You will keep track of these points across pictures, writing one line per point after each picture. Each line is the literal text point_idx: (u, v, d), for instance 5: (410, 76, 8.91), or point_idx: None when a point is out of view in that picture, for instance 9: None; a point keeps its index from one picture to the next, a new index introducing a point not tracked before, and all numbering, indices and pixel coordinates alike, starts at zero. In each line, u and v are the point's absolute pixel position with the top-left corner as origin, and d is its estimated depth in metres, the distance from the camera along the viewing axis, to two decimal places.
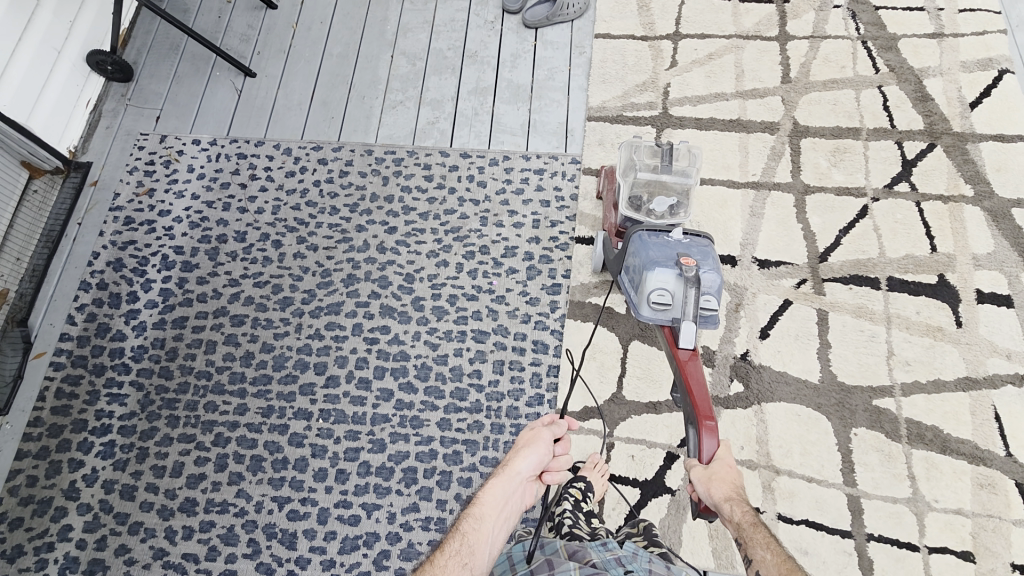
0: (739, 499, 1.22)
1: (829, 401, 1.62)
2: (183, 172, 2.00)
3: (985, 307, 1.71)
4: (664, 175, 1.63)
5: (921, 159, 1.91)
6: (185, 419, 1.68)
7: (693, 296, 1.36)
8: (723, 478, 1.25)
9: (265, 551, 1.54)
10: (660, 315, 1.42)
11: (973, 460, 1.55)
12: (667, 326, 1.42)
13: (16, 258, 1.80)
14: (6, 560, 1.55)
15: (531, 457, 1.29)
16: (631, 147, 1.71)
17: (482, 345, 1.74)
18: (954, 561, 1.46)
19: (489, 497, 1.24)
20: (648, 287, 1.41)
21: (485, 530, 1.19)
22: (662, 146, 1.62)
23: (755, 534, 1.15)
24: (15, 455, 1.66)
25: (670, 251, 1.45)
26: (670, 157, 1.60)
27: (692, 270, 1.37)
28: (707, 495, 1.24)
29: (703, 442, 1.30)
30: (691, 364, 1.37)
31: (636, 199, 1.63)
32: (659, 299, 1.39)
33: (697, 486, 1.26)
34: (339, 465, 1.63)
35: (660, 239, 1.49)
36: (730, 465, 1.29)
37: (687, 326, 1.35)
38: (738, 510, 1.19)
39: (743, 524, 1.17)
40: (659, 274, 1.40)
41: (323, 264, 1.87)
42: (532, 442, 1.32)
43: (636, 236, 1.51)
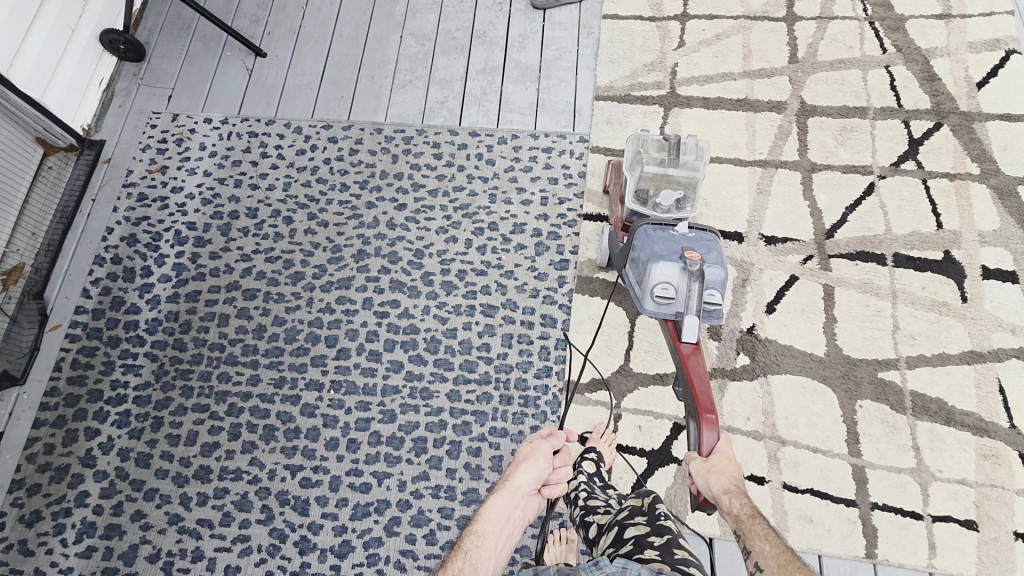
0: (738, 491, 1.21)
1: (835, 373, 1.64)
2: (195, 150, 2.02)
3: (991, 283, 1.72)
4: (670, 169, 1.63)
5: (928, 138, 1.92)
6: (199, 389, 1.71)
7: (696, 290, 1.36)
8: (723, 471, 1.25)
9: (278, 517, 1.57)
10: (664, 309, 1.44)
11: (976, 431, 1.57)
12: (670, 319, 1.45)
13: (32, 233, 1.82)
14: (25, 525, 1.58)
15: (532, 471, 1.28)
16: (638, 140, 1.69)
17: (491, 319, 1.76)
18: (958, 530, 1.48)
19: (493, 514, 1.21)
20: (652, 281, 1.42)
21: (488, 549, 1.15)
22: (669, 141, 1.62)
23: (754, 526, 1.16)
24: (32, 423, 1.69)
25: (675, 244, 1.44)
26: (677, 151, 1.61)
27: (697, 263, 1.36)
28: (706, 488, 1.23)
29: (703, 435, 1.28)
30: (693, 358, 1.38)
31: (642, 193, 1.65)
32: (663, 293, 1.41)
33: (696, 479, 1.26)
34: (350, 435, 1.65)
35: (666, 232, 1.48)
36: (729, 458, 1.28)
37: (690, 320, 1.37)
38: (737, 502, 1.20)
39: (741, 516, 1.18)
40: (663, 268, 1.40)
41: (333, 239, 1.89)
42: (532, 455, 1.31)
43: (641, 229, 1.50)
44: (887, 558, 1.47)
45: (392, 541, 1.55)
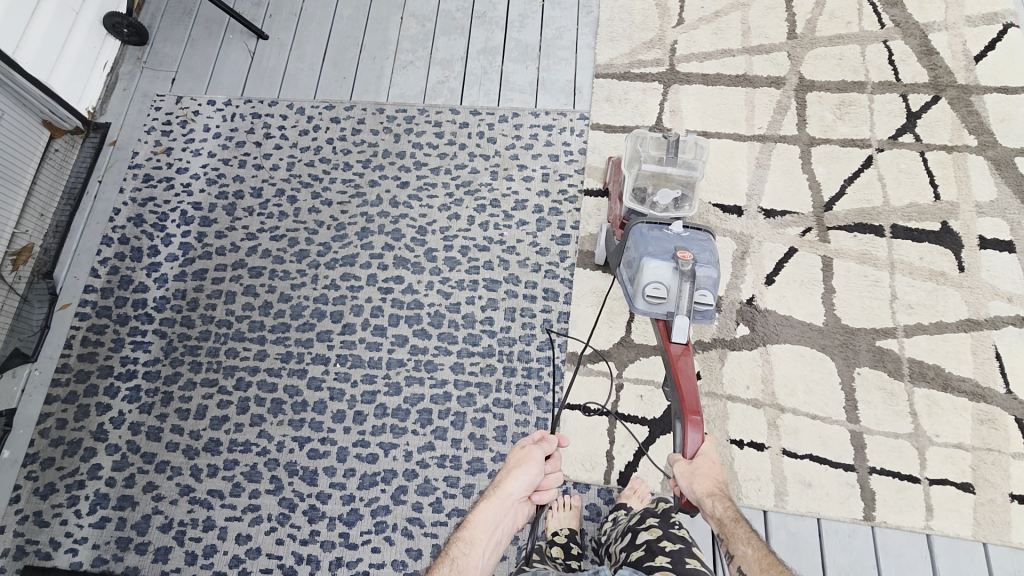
0: (721, 494, 1.23)
1: (833, 342, 1.67)
2: (200, 132, 2.05)
3: (988, 253, 1.74)
4: (668, 167, 1.59)
5: (925, 111, 1.93)
6: (208, 364, 1.74)
7: (688, 290, 1.34)
8: (706, 473, 1.26)
9: (288, 487, 1.61)
10: (655, 308, 1.42)
11: (973, 397, 1.59)
12: (661, 320, 1.43)
13: (40, 214, 1.85)
14: (40, 497, 1.61)
15: (523, 478, 1.31)
16: (637, 139, 1.68)
17: (494, 293, 1.79)
18: (954, 492, 1.51)
19: (482, 520, 1.24)
20: (644, 280, 1.40)
21: (475, 555, 1.18)
22: (668, 138, 1.58)
23: (737, 530, 1.19)
24: (45, 399, 1.72)
25: (668, 244, 1.43)
26: (676, 150, 1.57)
27: (688, 264, 1.35)
28: (689, 490, 1.25)
29: (688, 436, 1.28)
30: (683, 359, 1.37)
31: (640, 191, 1.60)
32: (654, 293, 1.39)
33: (680, 480, 1.27)
34: (356, 408, 1.68)
35: (660, 231, 1.46)
36: (712, 459, 1.29)
37: (680, 320, 1.34)
38: (720, 506, 1.21)
39: (725, 520, 1.20)
40: (655, 267, 1.39)
41: (337, 218, 1.91)
42: (524, 461, 1.34)
43: (635, 228, 1.49)
44: (884, 520, 1.50)
45: (399, 509, 1.58)
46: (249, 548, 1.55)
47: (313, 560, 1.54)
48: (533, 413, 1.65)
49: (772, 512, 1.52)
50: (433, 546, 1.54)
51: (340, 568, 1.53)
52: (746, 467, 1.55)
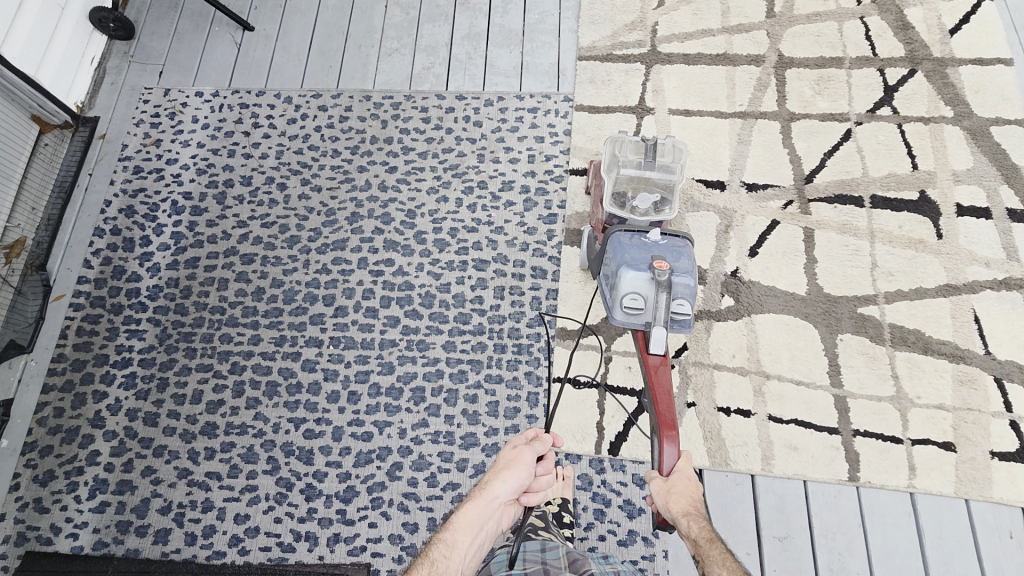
0: (696, 514, 1.22)
1: (816, 310, 1.70)
2: (188, 123, 2.06)
3: (965, 220, 1.78)
4: (647, 171, 1.60)
5: (902, 84, 1.97)
6: (202, 350, 1.76)
7: (664, 300, 1.33)
8: (681, 492, 1.26)
9: (284, 467, 1.63)
10: (633, 319, 1.40)
11: (953, 359, 1.63)
12: (640, 330, 1.40)
13: (31, 208, 1.87)
14: (40, 484, 1.63)
15: (511, 481, 1.18)
16: (615, 142, 1.68)
17: (483, 273, 1.82)
18: (937, 451, 1.55)
19: (464, 523, 1.14)
20: (622, 291, 1.38)
21: (456, 558, 1.10)
22: (646, 142, 1.60)
23: (712, 551, 1.15)
24: (41, 389, 1.74)
25: (646, 252, 1.42)
26: (654, 153, 1.60)
27: (665, 273, 1.34)
28: (665, 508, 1.25)
29: (664, 452, 1.29)
30: (660, 371, 1.36)
31: (620, 196, 1.61)
32: (632, 304, 1.37)
33: (655, 497, 1.27)
34: (350, 387, 1.71)
35: (638, 239, 1.46)
36: (688, 477, 1.29)
37: (657, 332, 1.33)
38: (695, 526, 1.20)
39: (699, 540, 1.17)
40: (631, 277, 1.37)
41: (327, 203, 1.94)
42: (513, 461, 1.20)
43: (613, 235, 1.49)
44: (869, 480, 1.53)
45: (394, 485, 1.60)
46: (247, 527, 1.57)
47: (311, 537, 1.56)
48: (525, 387, 1.68)
49: (759, 476, 1.56)
50: (429, 519, 1.56)
51: (338, 544, 1.55)
52: (733, 433, 1.59)
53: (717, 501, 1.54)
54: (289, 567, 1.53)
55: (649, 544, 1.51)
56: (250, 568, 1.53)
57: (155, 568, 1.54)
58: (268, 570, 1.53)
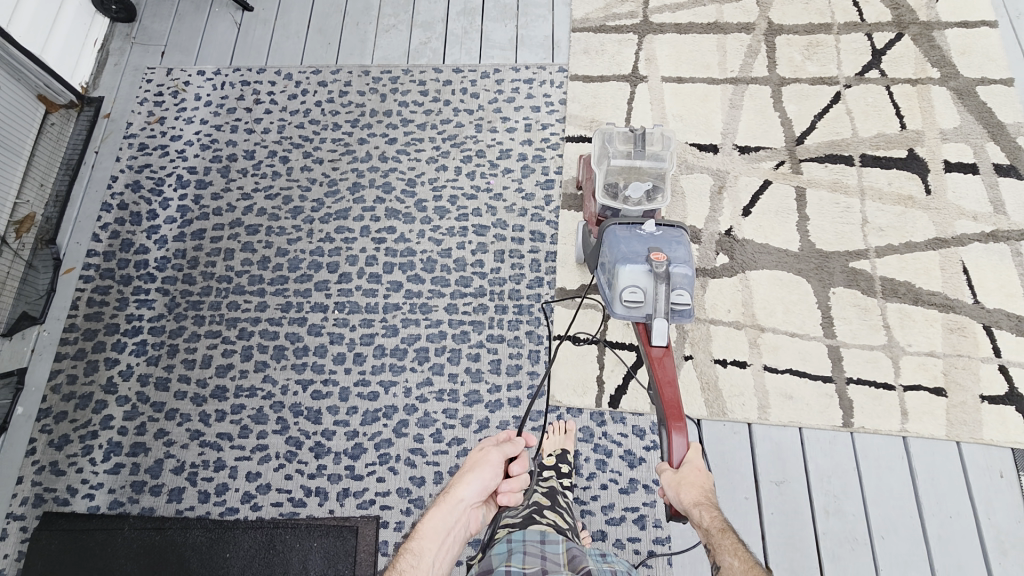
0: (708, 504, 1.22)
1: (809, 266, 1.74)
2: (191, 101, 2.11)
3: (953, 175, 1.82)
4: (637, 160, 1.60)
5: (890, 48, 2.01)
6: (211, 317, 1.81)
7: (664, 291, 1.32)
8: (693, 482, 1.25)
9: (293, 426, 1.67)
10: (634, 312, 1.39)
11: (943, 308, 1.67)
12: (641, 322, 1.40)
13: (39, 184, 1.91)
14: (55, 448, 1.68)
15: (476, 483, 1.19)
16: (604, 134, 1.68)
17: (483, 238, 1.86)
18: (928, 396, 1.59)
19: (428, 528, 1.12)
20: (620, 284, 1.37)
21: (424, 566, 1.08)
22: (634, 132, 1.59)
23: (723, 540, 1.15)
24: (54, 357, 1.78)
25: (642, 245, 1.41)
26: (643, 142, 1.59)
27: (662, 265, 1.33)
28: (677, 500, 1.24)
29: (674, 443, 1.28)
30: (664, 360, 1.36)
31: (612, 187, 1.61)
32: (631, 297, 1.36)
33: (667, 490, 1.26)
34: (356, 349, 1.75)
35: (634, 231, 1.45)
36: (698, 468, 1.29)
37: (659, 323, 1.33)
38: (707, 515, 1.19)
39: (711, 530, 1.17)
40: (630, 270, 1.36)
41: (329, 174, 1.98)
42: (479, 463, 1.22)
43: (609, 230, 1.48)
44: (862, 426, 1.58)
45: (401, 441, 1.65)
46: (259, 485, 1.62)
47: (321, 492, 1.60)
48: (526, 345, 1.73)
49: (756, 425, 1.60)
50: (435, 473, 1.61)
51: (347, 498, 1.59)
52: (729, 383, 1.63)
53: (714, 449, 1.58)
54: (301, 520, 1.58)
55: (650, 491, 1.56)
56: (262, 523, 1.58)
57: (170, 525, 1.58)
58: (279, 524, 1.57)
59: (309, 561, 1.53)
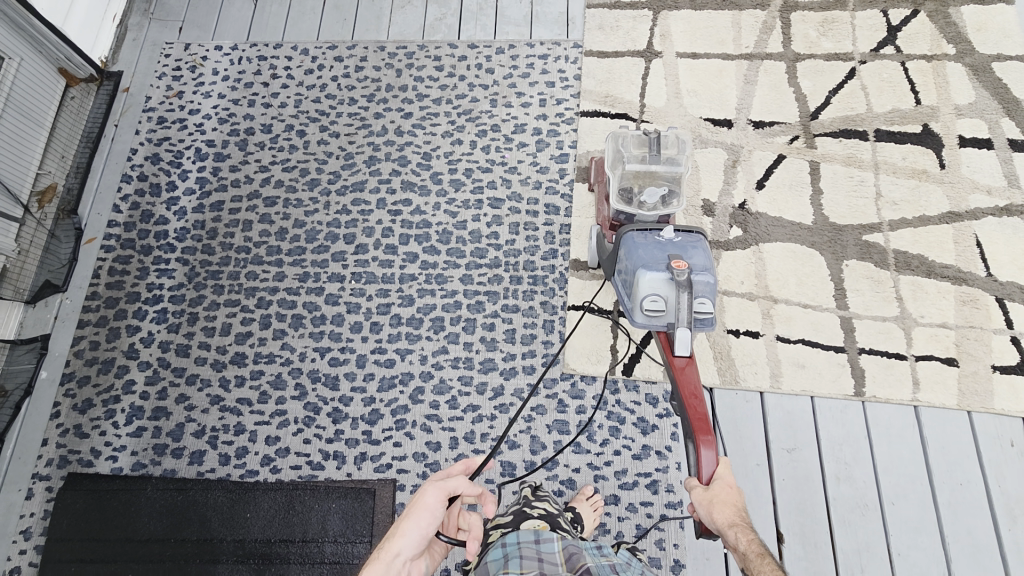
0: (743, 525, 1.16)
1: (822, 238, 1.75)
2: (209, 76, 2.13)
3: (967, 150, 1.83)
4: (652, 165, 1.59)
5: (906, 24, 2.01)
6: (230, 287, 1.84)
7: (685, 300, 1.33)
8: (725, 501, 1.21)
9: (311, 392, 1.70)
10: (655, 321, 1.41)
11: (955, 281, 1.68)
12: (662, 331, 1.42)
13: (60, 156, 1.95)
14: (79, 412, 1.71)
15: (413, 534, 0.95)
16: (617, 139, 1.66)
17: (498, 210, 1.88)
18: (940, 366, 1.60)
19: None
20: (641, 293, 1.39)
21: None
22: (649, 135, 1.56)
23: (762, 565, 1.08)
24: (77, 324, 1.81)
25: (662, 251, 1.42)
26: (657, 146, 1.56)
27: (684, 273, 1.34)
28: (710, 520, 1.20)
29: (703, 457, 1.27)
30: (688, 370, 1.39)
31: (626, 192, 1.61)
32: (653, 306, 1.38)
33: (698, 508, 1.23)
34: (372, 318, 1.78)
35: (652, 238, 1.47)
36: (730, 485, 1.25)
37: (681, 332, 1.34)
38: (743, 538, 1.13)
39: (749, 553, 1.10)
40: (650, 279, 1.38)
41: (345, 148, 2.00)
42: (415, 509, 0.98)
43: (627, 236, 1.50)
44: (874, 395, 1.59)
45: (417, 408, 1.67)
46: (278, 448, 1.65)
47: (339, 456, 1.63)
48: (540, 315, 1.75)
49: (768, 394, 1.61)
50: (451, 438, 1.63)
51: (364, 462, 1.62)
52: (742, 353, 1.65)
53: (727, 417, 1.60)
54: (319, 483, 1.61)
55: (663, 457, 1.59)
56: (282, 484, 1.61)
57: (191, 486, 1.61)
58: (298, 485, 1.61)
59: (328, 521, 1.57)
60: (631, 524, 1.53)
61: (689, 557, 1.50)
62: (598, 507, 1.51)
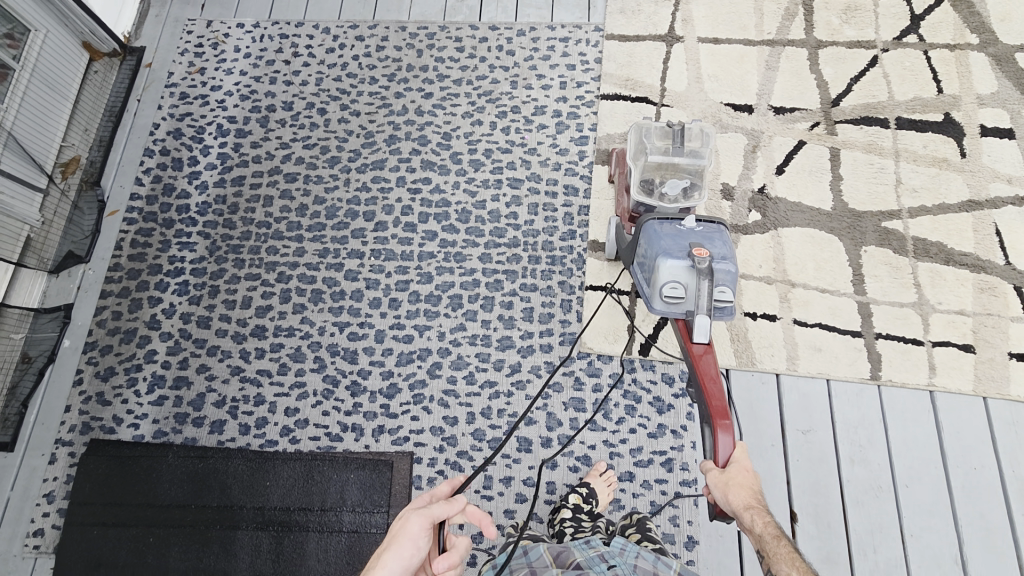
0: (759, 507, 1.12)
1: (841, 224, 1.76)
2: (231, 52, 2.14)
3: (988, 140, 1.83)
4: (675, 157, 1.59)
5: (929, 14, 2.00)
6: (250, 261, 1.85)
7: (706, 288, 1.31)
8: (741, 484, 1.18)
9: (330, 365, 1.72)
10: (674, 309, 1.39)
11: (974, 269, 1.69)
12: (680, 319, 1.40)
13: (84, 129, 1.96)
14: (101, 379, 1.74)
15: (392, 570, 0.79)
16: (640, 130, 1.66)
17: (517, 191, 1.89)
18: (956, 352, 1.61)
19: None
20: (661, 280, 1.37)
21: None
22: (673, 128, 1.58)
23: (778, 549, 1.05)
24: (100, 294, 1.83)
25: (682, 240, 1.40)
26: (682, 138, 1.58)
27: (705, 260, 1.32)
28: (725, 502, 1.16)
29: (719, 441, 1.25)
30: (706, 358, 1.36)
31: (647, 183, 1.61)
32: (672, 293, 1.35)
33: (714, 491, 1.20)
34: (391, 295, 1.79)
35: (673, 227, 1.44)
36: (747, 469, 1.21)
37: (701, 320, 1.32)
38: (758, 520, 1.09)
39: (764, 536, 1.06)
40: (670, 266, 1.35)
41: (366, 127, 2.01)
42: (394, 538, 0.82)
43: (648, 225, 1.47)
44: (890, 379, 1.60)
45: (435, 383, 1.69)
46: (297, 419, 1.67)
47: (357, 428, 1.65)
48: (558, 295, 1.76)
49: (784, 375, 1.62)
50: (468, 414, 1.65)
51: (382, 435, 1.64)
52: (759, 335, 1.66)
53: (743, 397, 1.61)
54: (337, 454, 1.63)
55: (678, 436, 1.60)
56: (301, 454, 1.63)
57: (212, 454, 1.64)
58: (317, 456, 1.63)
59: (346, 492, 1.59)
60: (645, 501, 1.55)
61: (702, 533, 1.51)
62: (612, 482, 1.53)
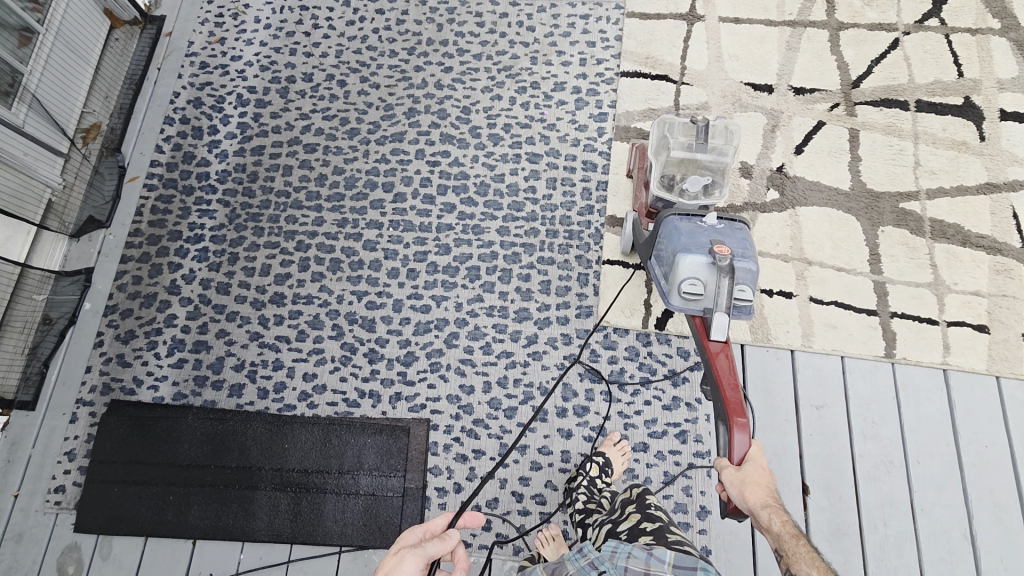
0: (776, 506, 1.14)
1: (859, 205, 1.77)
2: (251, 23, 2.15)
3: (1008, 124, 1.83)
4: (697, 153, 1.58)
5: None
6: (269, 230, 1.87)
7: (726, 286, 1.32)
8: (758, 482, 1.18)
9: (348, 333, 1.74)
10: (692, 305, 1.40)
11: (991, 251, 1.70)
12: (698, 315, 1.41)
13: (105, 95, 1.97)
14: (122, 342, 1.75)
15: None
16: (664, 124, 1.65)
17: (536, 165, 1.90)
18: (971, 332, 1.62)
19: None
20: (680, 276, 1.37)
21: None
22: (698, 124, 1.54)
23: (797, 548, 1.07)
24: (120, 259, 1.85)
25: (703, 237, 1.40)
26: (706, 135, 1.55)
27: (726, 259, 1.33)
28: (741, 500, 1.16)
29: (735, 439, 1.23)
30: (720, 357, 1.34)
31: (667, 178, 1.61)
32: (691, 290, 1.36)
33: (729, 488, 1.19)
34: (409, 265, 1.81)
35: (694, 223, 1.44)
36: (761, 466, 1.21)
37: (719, 317, 1.33)
38: (777, 519, 1.11)
39: (782, 534, 1.10)
40: (691, 263, 1.36)
41: (385, 99, 2.02)
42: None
43: (667, 220, 1.47)
44: (905, 357, 1.61)
45: (451, 352, 1.71)
46: (315, 385, 1.69)
47: (374, 395, 1.67)
48: (575, 269, 1.77)
49: (799, 352, 1.64)
50: (484, 383, 1.67)
51: (399, 401, 1.66)
52: (775, 313, 1.67)
53: (757, 373, 1.63)
54: (355, 419, 1.65)
55: (692, 409, 1.62)
56: (318, 419, 1.65)
57: (231, 416, 1.66)
58: (335, 420, 1.65)
59: (363, 456, 1.61)
60: (659, 471, 1.57)
61: (714, 504, 1.53)
62: (627, 452, 1.55)
